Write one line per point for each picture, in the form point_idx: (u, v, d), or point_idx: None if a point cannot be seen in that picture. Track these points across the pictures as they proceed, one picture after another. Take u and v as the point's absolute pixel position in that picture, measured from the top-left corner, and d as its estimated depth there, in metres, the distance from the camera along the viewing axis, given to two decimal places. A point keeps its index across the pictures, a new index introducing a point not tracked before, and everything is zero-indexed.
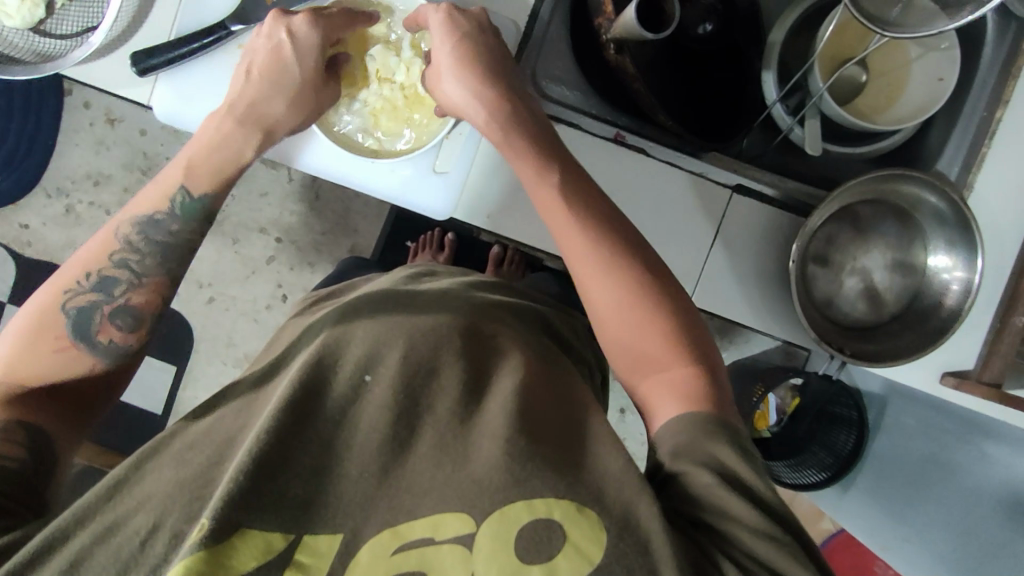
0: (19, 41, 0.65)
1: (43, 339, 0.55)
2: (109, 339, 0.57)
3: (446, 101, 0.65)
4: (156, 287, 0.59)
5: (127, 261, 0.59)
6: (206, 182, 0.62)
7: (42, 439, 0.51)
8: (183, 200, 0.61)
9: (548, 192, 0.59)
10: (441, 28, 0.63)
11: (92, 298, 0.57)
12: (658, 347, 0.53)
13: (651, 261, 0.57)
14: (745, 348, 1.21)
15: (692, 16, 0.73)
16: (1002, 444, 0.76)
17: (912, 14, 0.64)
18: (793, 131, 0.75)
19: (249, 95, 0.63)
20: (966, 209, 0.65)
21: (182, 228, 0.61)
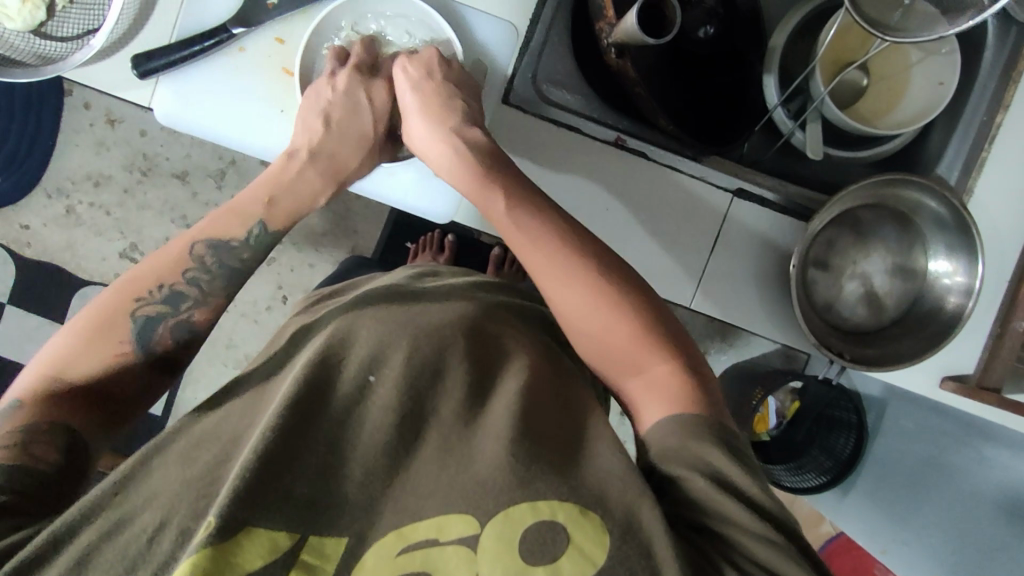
0: (20, 43, 0.65)
1: (105, 342, 0.55)
2: (161, 349, 0.58)
3: (415, 146, 0.69)
4: (217, 307, 0.61)
5: (197, 279, 0.60)
6: (285, 218, 0.65)
7: (79, 443, 0.51)
8: (260, 233, 0.63)
9: (505, 215, 0.61)
10: (403, 81, 0.68)
11: (160, 310, 0.57)
12: (635, 353, 0.55)
13: (617, 269, 0.59)
14: (745, 350, 1.21)
15: (692, 19, 0.74)
16: (1004, 447, 0.76)
17: (913, 19, 0.65)
18: (794, 136, 0.74)
19: (329, 145, 0.67)
20: (966, 214, 0.65)
21: (253, 257, 0.63)
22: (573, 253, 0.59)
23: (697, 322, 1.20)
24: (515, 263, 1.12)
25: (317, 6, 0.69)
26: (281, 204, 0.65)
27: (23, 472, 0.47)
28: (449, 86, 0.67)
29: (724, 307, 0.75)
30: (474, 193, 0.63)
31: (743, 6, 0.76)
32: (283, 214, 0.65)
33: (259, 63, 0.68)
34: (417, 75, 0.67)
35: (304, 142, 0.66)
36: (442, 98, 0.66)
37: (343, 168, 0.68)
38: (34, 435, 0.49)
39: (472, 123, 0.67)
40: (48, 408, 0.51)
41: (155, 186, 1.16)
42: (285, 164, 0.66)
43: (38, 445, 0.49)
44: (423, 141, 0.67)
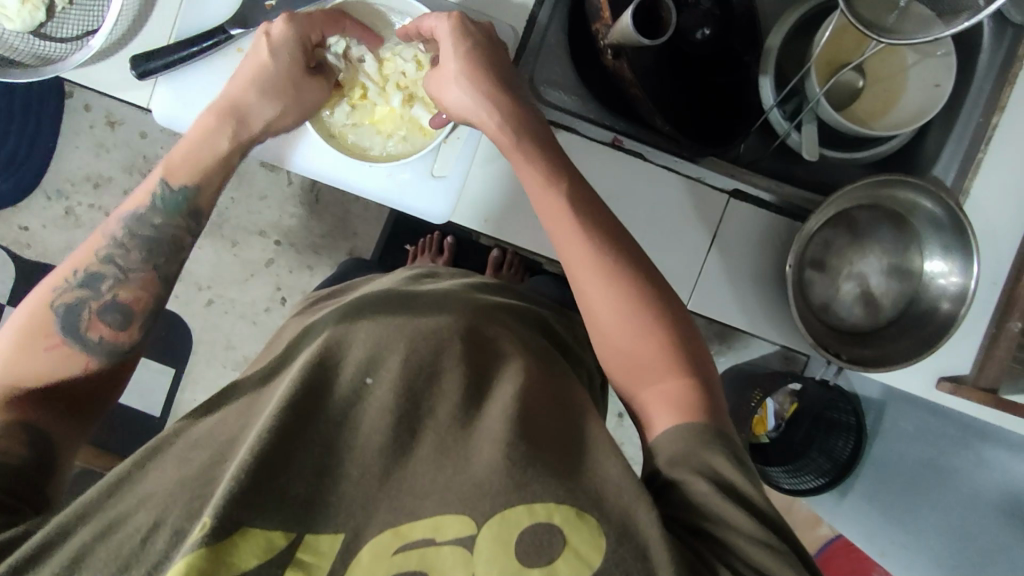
0: (20, 44, 0.65)
1: (34, 339, 0.55)
2: (99, 335, 0.57)
3: (452, 106, 0.64)
4: (146, 282, 0.59)
5: (112, 258, 0.59)
6: (186, 172, 0.61)
7: (40, 439, 0.51)
8: (163, 193, 0.60)
9: (551, 199, 0.59)
10: (452, 31, 0.62)
11: (80, 295, 0.57)
12: (655, 358, 0.54)
13: (648, 269, 0.58)
14: (744, 352, 1.21)
15: (690, 20, 0.75)
16: (1004, 447, 0.77)
17: (908, 21, 0.65)
18: (790, 136, 0.75)
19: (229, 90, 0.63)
20: (961, 215, 0.65)
21: (166, 221, 0.61)
22: (609, 248, 0.57)
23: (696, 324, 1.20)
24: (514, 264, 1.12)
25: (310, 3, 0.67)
26: (183, 164, 0.61)
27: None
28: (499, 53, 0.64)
29: (719, 308, 0.78)
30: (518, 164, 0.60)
31: (739, 6, 0.76)
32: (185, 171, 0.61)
33: None
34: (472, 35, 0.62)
35: None
36: (497, 72, 0.63)
37: (242, 112, 0.63)
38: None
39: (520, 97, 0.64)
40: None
41: None
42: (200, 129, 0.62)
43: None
44: (462, 104, 0.63)
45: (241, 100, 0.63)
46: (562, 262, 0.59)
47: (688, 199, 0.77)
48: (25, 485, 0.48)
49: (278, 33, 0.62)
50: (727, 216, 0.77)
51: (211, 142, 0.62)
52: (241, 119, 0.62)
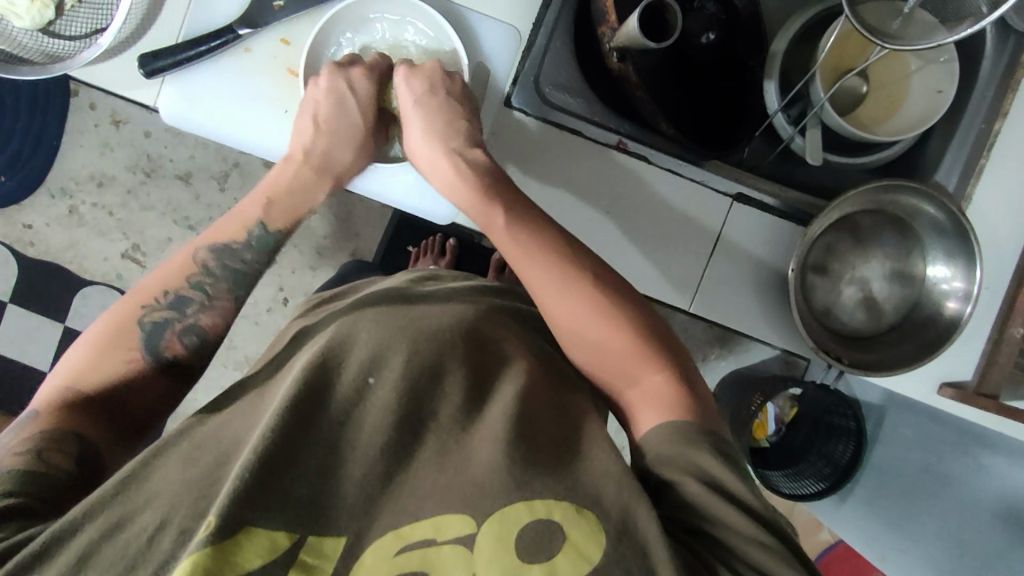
0: (29, 42, 0.66)
1: (116, 351, 0.57)
2: (172, 355, 0.59)
3: (416, 159, 0.69)
4: (226, 311, 0.62)
5: (201, 283, 0.62)
6: (284, 219, 0.66)
7: (94, 447, 0.52)
8: (260, 234, 0.65)
9: (504, 230, 0.62)
10: (403, 92, 0.68)
11: (167, 315, 0.59)
12: (630, 362, 0.55)
13: (611, 280, 0.60)
14: (744, 357, 1.21)
15: (695, 24, 0.75)
16: (1001, 453, 0.77)
17: (912, 27, 0.67)
18: (794, 141, 0.75)
19: (319, 145, 0.67)
20: (963, 220, 0.65)
21: (255, 257, 0.64)
22: (570, 265, 0.59)
23: (697, 328, 1.20)
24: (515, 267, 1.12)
25: (324, 9, 0.70)
26: (278, 206, 0.66)
27: (34, 475, 0.48)
28: (452, 103, 0.67)
29: (722, 313, 0.76)
30: (471, 205, 0.64)
31: (745, 11, 0.76)
32: (281, 215, 0.66)
33: (264, 63, 0.69)
34: (420, 89, 0.67)
35: (312, 146, 0.67)
36: (448, 118, 0.67)
37: (334, 167, 0.68)
38: (45, 440, 0.50)
39: (476, 146, 0.67)
40: (57, 415, 0.52)
41: (158, 186, 1.16)
42: (288, 170, 0.67)
43: (47, 449, 0.50)
44: (423, 157, 0.68)
45: (332, 155, 0.68)
46: (527, 286, 0.61)
47: (699, 207, 0.75)
48: (66, 487, 0.49)
49: (362, 89, 0.68)
50: (728, 222, 0.75)
51: (307, 193, 0.68)
52: (338, 173, 0.69)
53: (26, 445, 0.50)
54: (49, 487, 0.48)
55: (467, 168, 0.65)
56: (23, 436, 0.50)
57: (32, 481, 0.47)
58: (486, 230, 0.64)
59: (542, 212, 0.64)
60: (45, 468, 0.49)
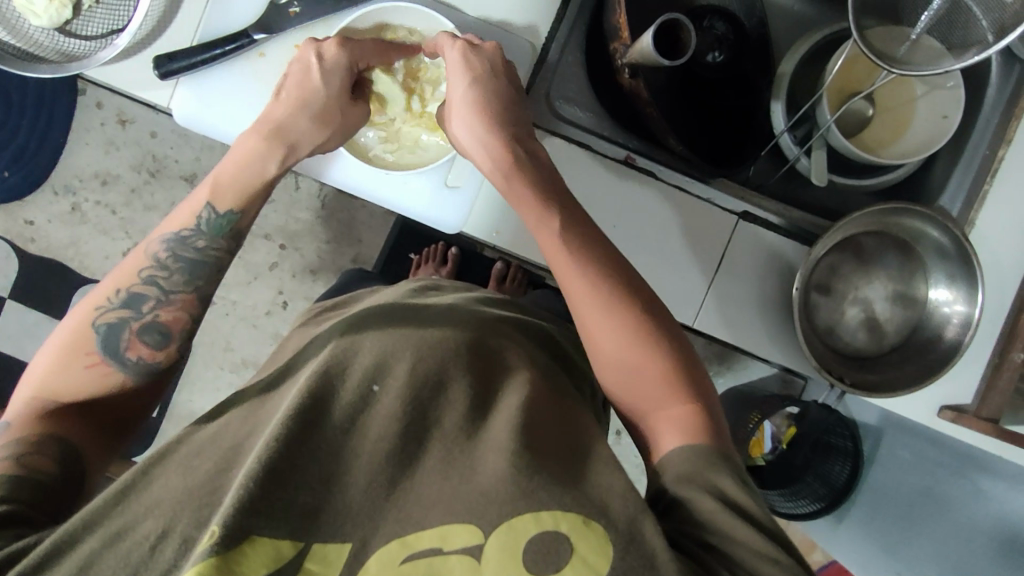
0: (45, 40, 0.66)
1: (76, 355, 0.56)
2: (138, 354, 0.58)
3: (459, 139, 0.67)
4: (185, 303, 0.60)
5: (154, 278, 0.60)
6: (234, 196, 0.62)
7: (72, 450, 0.52)
8: (210, 217, 0.61)
9: (551, 227, 0.60)
10: (459, 67, 0.65)
11: (122, 315, 0.58)
12: (656, 382, 0.55)
13: (643, 292, 0.59)
14: (742, 374, 1.21)
15: (703, 44, 0.76)
16: (996, 480, 0.76)
17: (918, 53, 0.68)
18: (799, 161, 0.77)
19: (275, 115, 0.64)
20: (967, 246, 0.66)
21: (209, 244, 0.61)
22: (607, 274, 0.58)
23: (696, 344, 1.21)
24: (516, 278, 1.13)
25: (340, 16, 0.70)
26: (227, 186, 0.62)
27: (14, 481, 0.47)
28: (506, 88, 0.67)
29: (726, 328, 0.77)
30: (518, 198, 0.63)
31: (754, 31, 0.78)
32: (230, 194, 0.62)
33: (278, 68, 0.69)
34: (480, 69, 0.66)
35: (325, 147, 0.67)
36: (505, 102, 0.66)
37: (294, 137, 0.64)
38: (13, 451, 0.49)
39: (526, 134, 0.67)
40: (27, 424, 0.52)
41: (162, 186, 1.17)
42: (242, 148, 0.63)
43: (22, 457, 0.49)
44: (471, 139, 0.66)
45: (289, 125, 0.64)
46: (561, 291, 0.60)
47: (704, 224, 0.76)
48: (50, 494, 0.49)
49: (332, 57, 0.65)
50: (734, 240, 0.76)
51: (260, 165, 0.63)
52: (292, 144, 0.64)
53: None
54: (30, 493, 0.47)
55: (521, 157, 0.64)
56: None
57: (6, 489, 0.46)
58: (530, 224, 0.62)
59: (585, 213, 0.63)
60: (25, 472, 0.48)
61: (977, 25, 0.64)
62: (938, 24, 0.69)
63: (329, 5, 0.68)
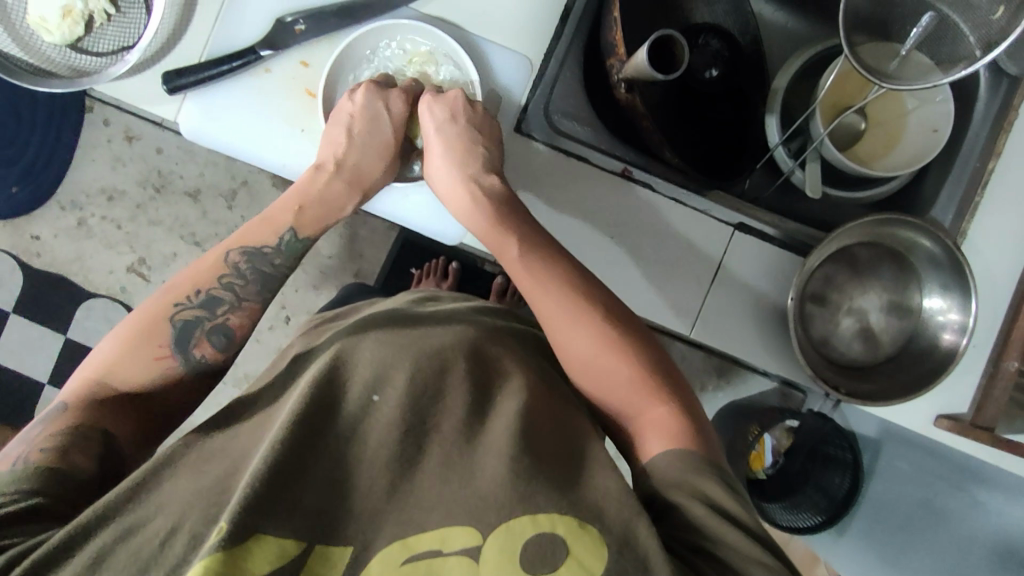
0: (56, 57, 0.68)
1: (149, 344, 0.57)
2: (203, 354, 0.59)
3: (435, 185, 0.71)
4: (252, 311, 0.63)
5: (232, 284, 0.62)
6: (315, 226, 0.67)
7: (115, 446, 0.52)
8: (291, 239, 0.65)
9: (517, 258, 0.64)
10: (427, 118, 0.70)
11: (198, 314, 0.60)
12: (637, 392, 0.57)
13: (616, 310, 0.61)
14: (742, 388, 1.22)
15: (699, 60, 0.78)
16: (997, 490, 0.76)
17: (908, 68, 0.69)
18: (794, 174, 0.78)
19: (353, 157, 0.69)
20: (959, 253, 0.67)
21: (285, 261, 0.65)
22: (580, 296, 0.61)
23: (696, 358, 1.21)
24: (516, 291, 1.14)
25: (343, 33, 0.72)
26: (310, 212, 0.67)
27: (56, 473, 0.48)
28: (470, 131, 0.69)
29: (723, 338, 0.76)
30: (487, 232, 0.66)
31: (749, 47, 0.79)
32: (312, 221, 0.67)
33: (283, 83, 0.71)
34: (442, 117, 0.70)
35: (343, 156, 0.68)
36: (467, 143, 0.69)
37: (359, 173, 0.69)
38: (66, 439, 0.50)
39: (495, 172, 0.70)
40: (82, 409, 0.53)
41: (167, 202, 1.18)
42: (318, 179, 0.68)
43: (71, 447, 0.50)
44: (443, 181, 0.70)
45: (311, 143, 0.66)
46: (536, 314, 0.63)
47: (697, 236, 0.75)
48: (80, 485, 0.48)
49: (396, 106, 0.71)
50: (729, 252, 0.76)
51: (339, 204, 0.69)
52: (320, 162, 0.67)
53: (51, 440, 0.50)
54: (68, 484, 0.48)
55: (483, 198, 0.68)
56: (46, 432, 0.50)
57: (53, 477, 0.47)
58: (499, 256, 0.66)
59: (556, 242, 0.66)
60: (67, 463, 0.49)
61: (966, 41, 0.67)
62: (927, 40, 0.71)
63: (335, 21, 0.70)
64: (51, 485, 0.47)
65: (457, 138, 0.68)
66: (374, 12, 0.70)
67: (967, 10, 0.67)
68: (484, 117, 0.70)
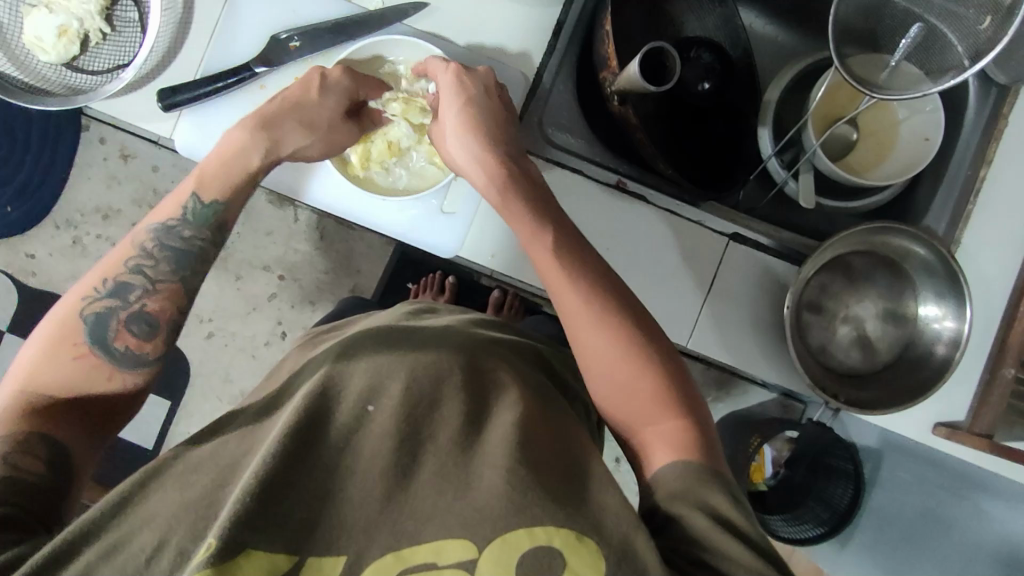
0: (52, 76, 0.69)
1: (64, 347, 0.57)
2: (125, 344, 0.58)
3: (454, 162, 0.69)
4: (170, 293, 0.61)
5: (141, 267, 0.61)
6: (220, 188, 0.63)
7: (58, 449, 0.52)
8: (195, 207, 0.62)
9: (546, 249, 0.62)
10: (452, 88, 0.67)
11: (109, 304, 0.59)
12: (653, 398, 0.55)
13: (638, 313, 0.60)
14: (741, 399, 1.21)
15: (692, 73, 0.78)
16: (998, 498, 0.76)
17: (899, 78, 0.70)
18: (787, 184, 0.78)
19: (266, 115, 0.66)
20: (954, 263, 0.67)
21: (194, 233, 0.62)
22: (604, 298, 0.60)
23: (694, 370, 1.21)
24: (514, 305, 1.14)
25: (339, 49, 0.72)
26: (213, 176, 0.63)
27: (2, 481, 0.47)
28: (499, 114, 0.69)
29: (720, 350, 0.76)
30: (514, 220, 0.64)
31: (740, 61, 0.80)
32: (216, 184, 0.63)
33: None
34: (476, 91, 0.68)
35: (258, 117, 0.66)
36: (497, 126, 0.68)
37: (276, 133, 0.65)
38: (2, 449, 0.49)
39: (519, 156, 0.68)
40: (13, 419, 0.52)
41: None
42: (228, 143, 0.65)
43: (9, 455, 0.49)
44: (466, 159, 0.67)
45: (277, 125, 0.65)
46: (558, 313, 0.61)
47: (696, 246, 0.75)
48: (37, 493, 0.49)
49: (336, 77, 0.68)
50: (725, 262, 0.76)
51: (244, 160, 0.64)
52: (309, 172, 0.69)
53: None
54: (20, 493, 0.48)
55: (515, 180, 0.66)
56: None
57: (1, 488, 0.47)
58: (529, 242, 0.63)
59: (580, 236, 0.64)
60: (12, 473, 0.48)
61: (954, 50, 0.68)
62: (916, 50, 0.71)
63: (329, 39, 0.70)
64: (6, 494, 0.47)
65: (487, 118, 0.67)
66: (369, 28, 0.71)
67: (955, 20, 0.69)
68: (507, 102, 0.71)
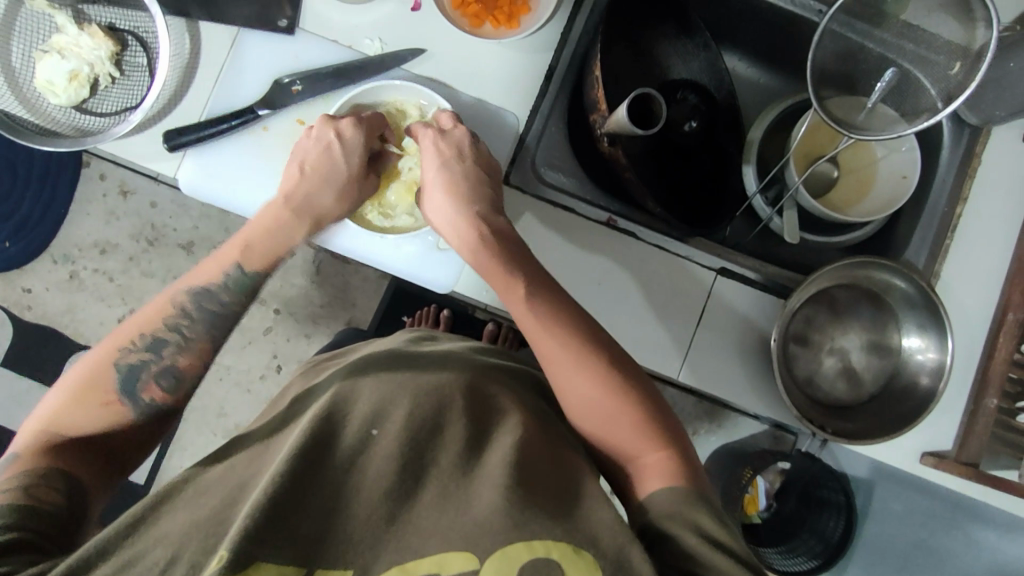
0: (61, 117, 0.71)
1: (93, 394, 0.58)
2: (151, 397, 0.60)
3: (431, 217, 0.72)
4: (200, 351, 0.63)
5: (177, 325, 0.63)
6: (260, 260, 0.67)
7: (78, 491, 0.53)
8: (235, 274, 0.66)
9: (519, 292, 0.64)
10: (431, 153, 0.71)
11: (143, 357, 0.60)
12: (632, 427, 0.58)
13: (608, 345, 0.62)
14: (733, 432, 1.22)
15: (678, 114, 0.82)
16: (992, 529, 0.81)
17: (875, 119, 0.72)
18: (772, 220, 0.81)
19: (305, 190, 0.70)
20: (934, 295, 0.70)
21: (232, 298, 0.65)
22: (577, 335, 0.61)
23: (686, 403, 1.22)
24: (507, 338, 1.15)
25: (339, 92, 0.75)
26: (255, 247, 0.67)
27: (25, 511, 0.48)
28: (474, 170, 0.71)
29: (711, 381, 0.77)
30: (489, 269, 0.66)
31: (724, 100, 0.83)
32: (257, 256, 0.67)
33: (279, 140, 0.74)
34: (448, 155, 0.71)
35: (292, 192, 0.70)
36: (473, 181, 0.71)
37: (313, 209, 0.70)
38: (21, 482, 0.50)
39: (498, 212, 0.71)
40: (40, 458, 0.53)
41: (161, 254, 1.20)
42: (267, 215, 0.69)
43: (31, 488, 0.50)
44: (445, 220, 0.71)
45: (313, 201, 0.70)
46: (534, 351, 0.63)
47: (684, 278, 0.78)
48: (56, 528, 0.49)
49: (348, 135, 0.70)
50: (713, 297, 0.78)
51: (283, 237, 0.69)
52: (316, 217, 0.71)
53: (7, 484, 0.50)
54: (39, 523, 0.48)
55: (488, 235, 0.68)
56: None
57: (26, 519, 0.48)
58: (501, 289, 0.65)
59: (553, 280, 0.66)
60: (34, 505, 0.49)
61: (926, 93, 0.71)
62: (891, 94, 0.74)
63: (331, 82, 0.73)
64: (29, 522, 0.47)
65: (460, 179, 0.70)
66: (368, 73, 0.74)
67: (930, 67, 0.72)
68: (483, 152, 0.73)
